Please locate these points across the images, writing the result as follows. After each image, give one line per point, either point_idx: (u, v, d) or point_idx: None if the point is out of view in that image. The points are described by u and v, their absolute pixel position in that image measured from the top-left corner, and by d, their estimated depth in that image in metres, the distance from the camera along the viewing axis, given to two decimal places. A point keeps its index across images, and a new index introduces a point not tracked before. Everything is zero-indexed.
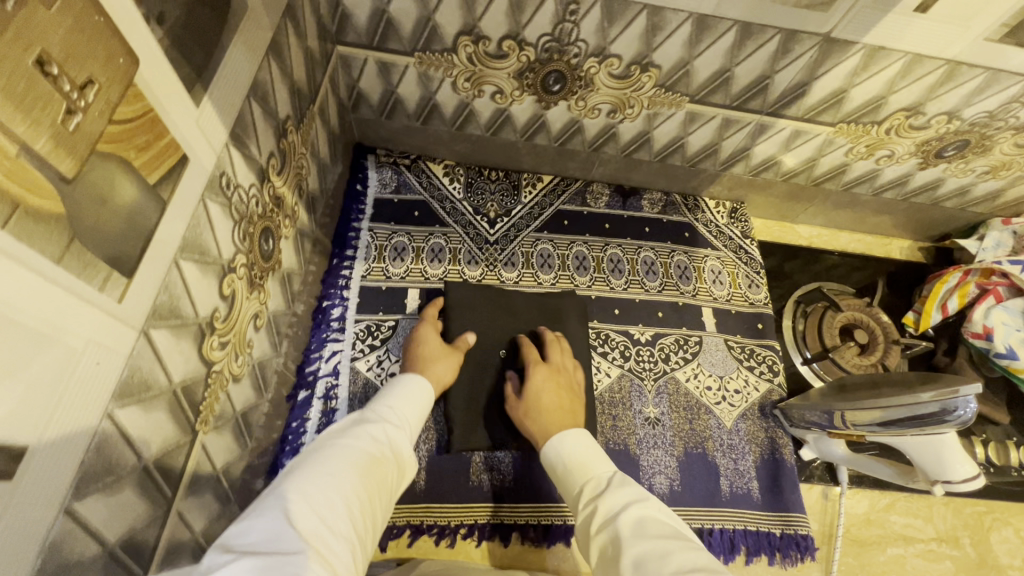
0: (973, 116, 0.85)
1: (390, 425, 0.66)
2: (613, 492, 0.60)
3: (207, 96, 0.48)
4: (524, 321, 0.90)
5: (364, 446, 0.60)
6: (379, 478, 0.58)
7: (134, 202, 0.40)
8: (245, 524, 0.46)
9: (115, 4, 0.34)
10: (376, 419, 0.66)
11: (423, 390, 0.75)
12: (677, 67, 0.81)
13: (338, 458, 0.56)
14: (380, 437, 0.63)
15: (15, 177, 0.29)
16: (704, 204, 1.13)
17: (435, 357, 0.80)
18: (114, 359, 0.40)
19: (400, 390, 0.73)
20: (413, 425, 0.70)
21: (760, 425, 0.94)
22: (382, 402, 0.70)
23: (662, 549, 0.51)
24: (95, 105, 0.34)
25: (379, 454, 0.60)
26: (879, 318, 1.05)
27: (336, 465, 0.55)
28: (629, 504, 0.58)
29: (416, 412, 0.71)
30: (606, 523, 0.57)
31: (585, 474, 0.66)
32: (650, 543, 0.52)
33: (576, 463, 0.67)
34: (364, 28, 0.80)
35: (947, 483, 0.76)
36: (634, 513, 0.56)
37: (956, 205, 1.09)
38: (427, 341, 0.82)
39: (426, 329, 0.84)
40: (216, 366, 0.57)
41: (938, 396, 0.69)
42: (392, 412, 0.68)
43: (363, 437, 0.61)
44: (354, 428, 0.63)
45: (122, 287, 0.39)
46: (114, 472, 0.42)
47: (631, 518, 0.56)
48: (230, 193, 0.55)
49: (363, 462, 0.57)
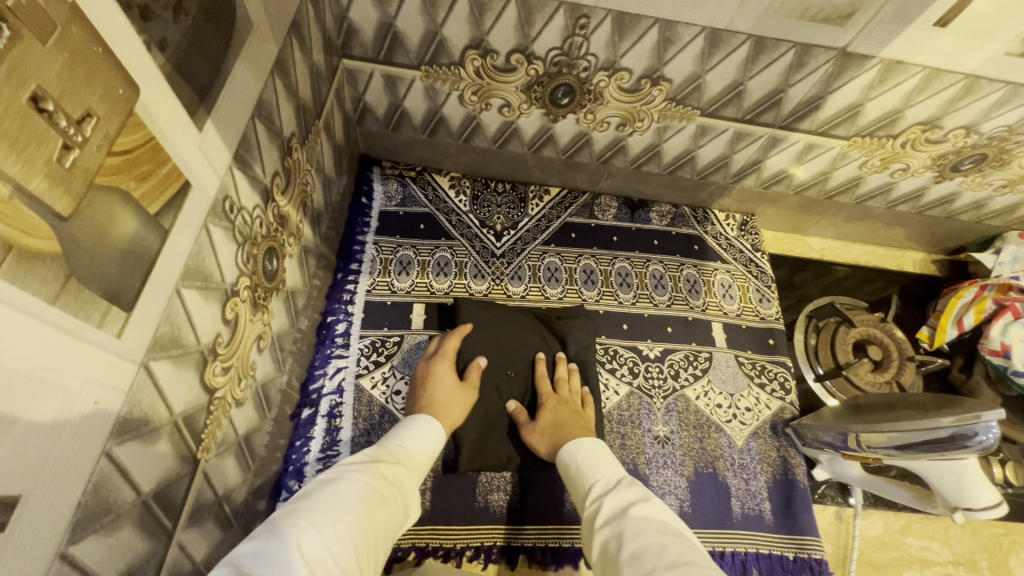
0: (991, 130, 0.83)
1: (400, 462, 0.65)
2: (622, 491, 0.61)
3: (210, 120, 0.46)
4: (530, 338, 0.89)
5: (375, 482, 0.59)
6: (386, 513, 0.57)
7: (134, 234, 0.38)
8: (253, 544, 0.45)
9: (115, 33, 0.33)
10: (389, 455, 0.65)
11: (435, 426, 0.73)
12: (688, 81, 0.79)
13: (348, 490, 0.55)
14: (390, 473, 0.62)
15: (7, 219, 0.28)
16: (714, 217, 1.11)
17: (448, 401, 0.78)
18: (113, 396, 0.39)
19: (411, 427, 0.72)
20: (421, 465, 0.69)
21: (771, 445, 0.92)
22: (394, 438, 0.69)
23: (661, 542, 0.51)
24: (94, 139, 0.33)
25: (388, 490, 0.59)
26: (893, 334, 1.02)
27: (346, 497, 0.54)
28: (635, 502, 0.59)
29: (426, 450, 0.70)
30: (610, 518, 0.58)
31: (596, 474, 0.67)
32: (650, 537, 0.53)
33: (589, 465, 0.69)
34: (370, 42, 0.79)
35: (967, 509, 0.73)
36: (640, 508, 0.58)
37: (972, 218, 1.07)
38: (440, 384, 0.79)
39: (438, 368, 0.81)
40: (219, 393, 0.56)
41: (958, 420, 0.67)
42: (403, 449, 0.68)
43: (374, 472, 0.60)
44: (367, 461, 0.62)
45: (122, 322, 0.38)
46: (112, 511, 0.41)
47: (636, 513, 0.57)
48: (233, 216, 0.53)
49: (372, 498, 0.56)
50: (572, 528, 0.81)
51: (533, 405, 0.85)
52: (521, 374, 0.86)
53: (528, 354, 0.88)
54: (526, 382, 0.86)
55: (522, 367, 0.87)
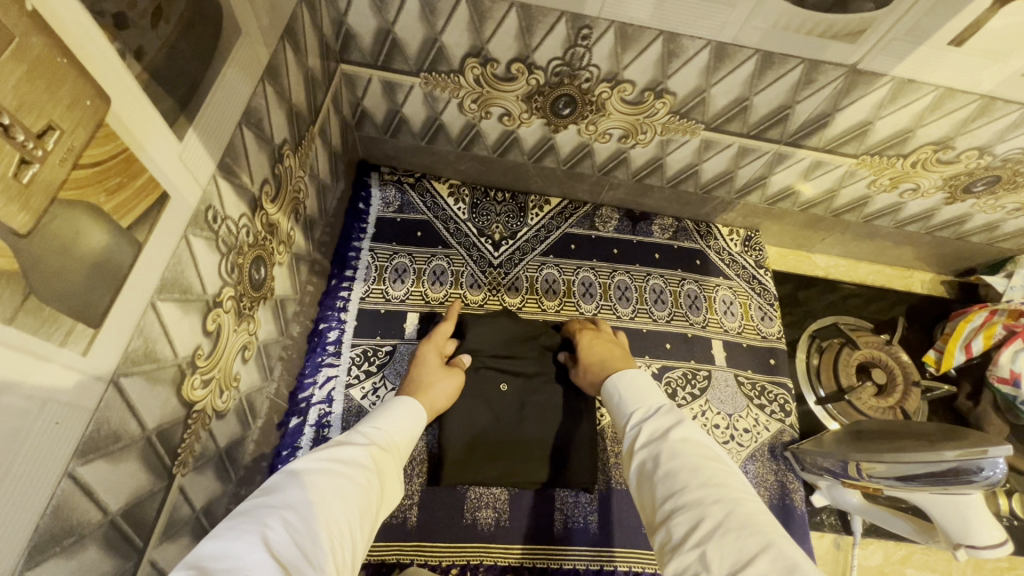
0: (1005, 152, 0.81)
1: (377, 446, 0.63)
2: (661, 415, 0.63)
3: (192, 129, 0.45)
4: (526, 350, 0.86)
5: (349, 470, 0.56)
6: (363, 502, 0.55)
7: (104, 248, 0.37)
8: (220, 547, 0.43)
9: (82, 41, 0.32)
10: (362, 439, 0.63)
11: (413, 407, 0.71)
12: (692, 95, 0.77)
13: (319, 482, 0.53)
14: (365, 458, 0.60)
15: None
16: (717, 231, 1.09)
17: (430, 378, 0.78)
18: (77, 415, 0.37)
19: (387, 412, 0.69)
20: (400, 450, 0.66)
21: (769, 468, 0.89)
22: (369, 422, 0.67)
23: (697, 463, 0.55)
24: (57, 153, 0.31)
25: (365, 477, 0.57)
26: (900, 358, 1.00)
27: (316, 490, 0.52)
28: (675, 426, 0.61)
29: (405, 433, 0.68)
30: (650, 440, 0.61)
31: (637, 400, 0.68)
32: (687, 459, 0.56)
33: (631, 391, 0.69)
34: (368, 48, 0.77)
35: (971, 547, 0.70)
36: (680, 430, 0.60)
37: (983, 241, 1.04)
38: (425, 364, 0.80)
39: (425, 350, 0.82)
40: (198, 406, 0.55)
41: (963, 454, 0.65)
42: (380, 432, 0.65)
43: (347, 458, 0.58)
44: (338, 446, 0.60)
45: (88, 339, 0.37)
46: (76, 532, 0.39)
47: (679, 434, 0.59)
48: (217, 226, 0.52)
49: (346, 488, 0.54)
50: (561, 548, 0.79)
51: (523, 419, 0.81)
52: (514, 384, 0.83)
53: (525, 365, 0.85)
54: (518, 394, 0.82)
55: (515, 378, 0.83)
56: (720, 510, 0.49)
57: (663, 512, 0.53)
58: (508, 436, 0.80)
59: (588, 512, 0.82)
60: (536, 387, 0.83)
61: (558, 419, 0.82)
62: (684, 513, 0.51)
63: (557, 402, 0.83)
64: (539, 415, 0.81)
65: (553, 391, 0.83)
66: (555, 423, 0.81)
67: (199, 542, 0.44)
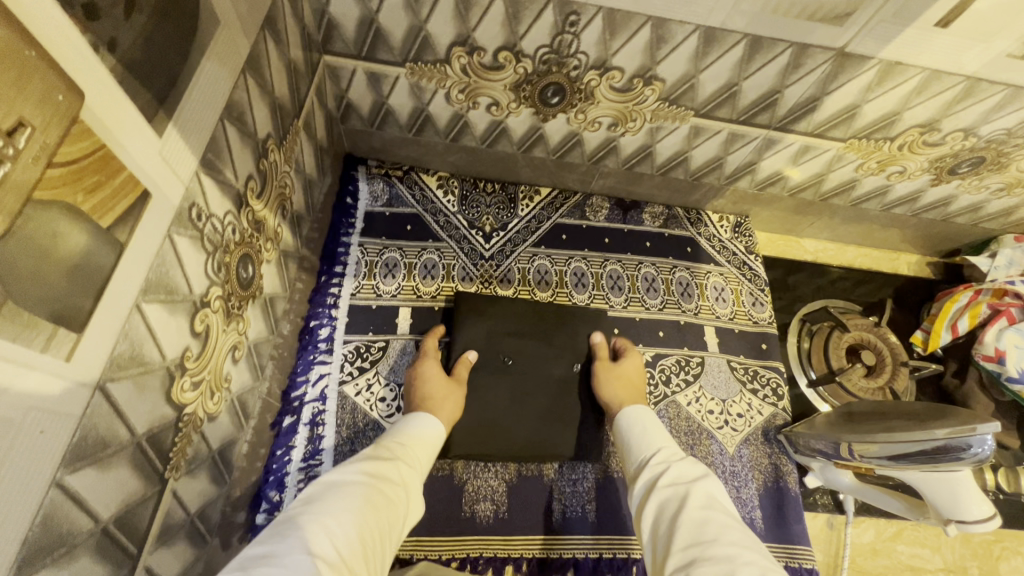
0: (990, 133, 0.81)
1: (405, 459, 0.64)
2: (685, 463, 0.64)
3: (172, 124, 0.44)
4: (530, 325, 0.87)
5: (382, 480, 0.58)
6: (392, 513, 0.56)
7: (84, 250, 0.36)
8: (269, 551, 0.45)
9: (49, 33, 0.30)
10: (392, 453, 0.64)
11: (436, 429, 0.71)
12: (682, 81, 0.77)
13: (355, 490, 0.54)
14: (396, 472, 0.61)
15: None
16: (707, 218, 1.09)
17: (438, 396, 0.76)
18: (62, 423, 0.36)
19: (424, 422, 0.71)
20: (425, 461, 0.68)
21: (763, 451, 0.90)
22: (396, 435, 0.68)
23: (723, 521, 0.55)
24: (29, 151, 0.29)
25: (395, 490, 0.58)
26: (888, 340, 1.01)
27: (352, 497, 0.53)
28: (700, 478, 0.61)
29: (429, 448, 0.69)
30: (674, 483, 0.61)
31: (659, 444, 0.69)
32: (714, 513, 0.56)
33: (654, 433, 0.71)
34: (352, 38, 0.76)
35: (960, 522, 0.72)
36: (705, 483, 0.60)
37: (968, 221, 1.05)
38: (430, 380, 0.78)
39: (427, 364, 0.80)
40: (188, 409, 0.53)
41: (952, 433, 0.66)
42: (407, 446, 0.66)
43: (380, 470, 0.59)
44: (370, 459, 0.61)
45: (71, 344, 0.36)
46: (67, 542, 0.38)
47: (704, 486, 0.60)
48: (201, 224, 0.51)
49: (378, 498, 0.55)
50: (561, 537, 0.80)
51: (528, 394, 0.83)
52: (522, 360, 0.85)
53: (533, 344, 0.85)
54: (526, 369, 0.84)
55: (523, 354, 0.85)
56: (750, 572, 0.48)
57: (683, 555, 0.52)
58: (517, 415, 0.81)
59: (586, 501, 0.82)
60: (545, 363, 0.85)
61: (568, 395, 0.84)
62: (711, 563, 0.49)
63: (565, 377, 0.85)
64: (546, 388, 0.84)
65: (559, 365, 0.85)
66: (565, 400, 0.84)
67: (246, 549, 0.46)
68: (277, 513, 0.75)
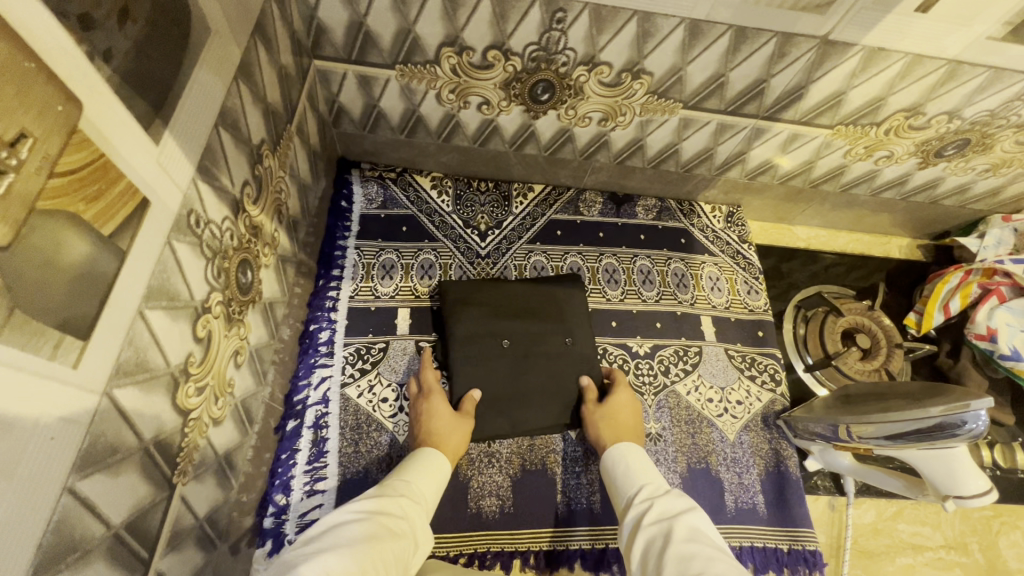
0: (974, 115, 0.83)
1: (408, 496, 0.67)
2: (669, 498, 0.66)
3: (168, 132, 0.44)
4: (526, 307, 0.88)
5: (384, 516, 0.61)
6: (398, 545, 0.58)
7: (87, 259, 0.36)
8: None
9: (48, 46, 0.31)
10: (395, 491, 0.66)
11: (438, 461, 0.74)
12: (669, 73, 0.77)
13: (357, 528, 0.58)
14: (398, 508, 0.64)
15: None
16: (700, 209, 1.10)
17: (443, 433, 0.76)
18: (72, 429, 0.37)
19: (424, 457, 0.73)
20: (432, 495, 0.70)
21: (763, 437, 0.91)
22: (400, 473, 0.71)
23: (708, 553, 0.55)
24: (32, 161, 0.30)
25: (397, 525, 0.61)
26: (883, 323, 1.02)
27: (353, 535, 0.56)
28: (685, 512, 0.63)
29: (435, 485, 0.71)
30: (658, 519, 0.63)
31: (644, 480, 0.71)
32: (699, 547, 0.57)
33: (638, 469, 0.73)
34: (341, 42, 0.76)
35: (958, 498, 0.73)
36: (689, 516, 0.62)
37: (957, 203, 1.07)
38: (436, 416, 0.78)
39: (434, 400, 0.80)
40: (193, 414, 0.54)
41: (946, 410, 0.67)
42: (411, 484, 0.69)
43: (380, 508, 0.62)
44: (374, 498, 0.64)
45: (78, 351, 0.36)
46: (80, 547, 0.39)
47: (688, 519, 0.61)
48: (200, 230, 0.51)
49: (378, 532, 0.58)
50: (567, 530, 0.80)
51: (528, 371, 0.84)
52: (518, 339, 0.86)
53: (528, 324, 0.87)
54: (523, 349, 0.85)
55: (517, 334, 0.86)
56: None
57: None
58: (519, 393, 0.83)
59: (590, 493, 0.83)
60: (541, 341, 0.86)
61: (565, 367, 0.86)
62: None
63: (561, 351, 0.87)
64: (545, 365, 0.85)
65: (554, 340, 0.87)
66: (563, 371, 0.86)
67: None
68: (285, 517, 0.75)
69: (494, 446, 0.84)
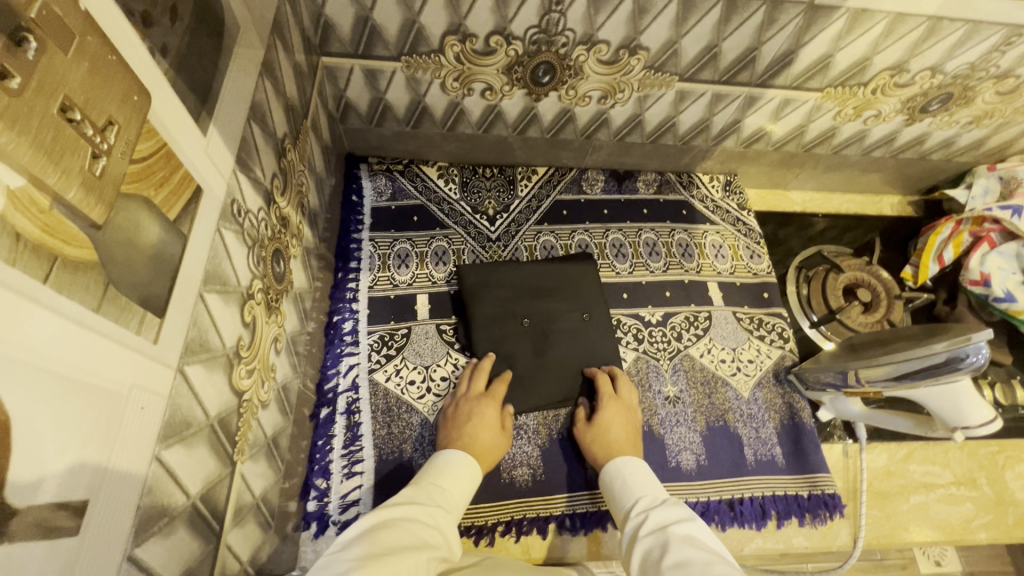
0: (955, 69, 0.87)
1: (438, 504, 0.67)
2: (666, 508, 0.65)
3: (213, 124, 0.47)
4: (542, 286, 0.92)
5: (404, 523, 0.61)
6: (419, 555, 0.58)
7: (159, 241, 0.39)
8: None
9: (122, 40, 0.34)
10: (426, 500, 0.66)
11: (471, 465, 0.75)
12: (665, 48, 0.81)
13: (372, 539, 0.57)
14: (423, 518, 0.63)
15: (32, 212, 0.28)
16: (699, 180, 1.14)
17: (490, 447, 0.79)
18: (156, 402, 0.39)
19: (455, 458, 0.74)
20: (461, 497, 0.71)
21: (776, 392, 0.95)
22: (433, 476, 0.72)
23: (705, 557, 0.55)
24: (118, 146, 0.34)
25: (420, 535, 0.61)
26: (881, 275, 1.06)
27: (368, 547, 0.56)
28: (680, 522, 0.62)
29: (465, 489, 0.72)
30: (655, 530, 0.62)
31: (640, 491, 0.71)
32: (694, 551, 0.56)
33: (635, 481, 0.73)
34: (348, 37, 0.79)
35: (966, 428, 0.78)
36: (687, 525, 0.62)
37: (942, 157, 1.11)
38: (489, 427, 0.79)
39: (490, 410, 0.80)
40: (246, 395, 0.57)
41: (950, 344, 0.71)
42: (443, 491, 0.69)
43: (403, 517, 0.62)
44: (402, 506, 0.64)
45: (157, 328, 0.39)
46: (167, 513, 0.42)
47: (683, 529, 0.61)
48: (241, 219, 0.54)
49: (398, 543, 0.57)
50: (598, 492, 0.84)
51: (549, 345, 0.89)
52: (538, 317, 0.90)
53: (545, 301, 0.91)
54: (543, 325, 0.89)
55: (536, 313, 0.90)
56: None
57: None
58: (543, 366, 0.87)
59: None
60: (558, 317, 0.90)
61: (583, 340, 0.90)
62: None
63: (578, 326, 0.91)
64: (564, 339, 0.90)
65: (571, 314, 0.91)
66: (582, 343, 0.90)
67: None
68: (328, 499, 0.78)
69: (521, 419, 0.87)
